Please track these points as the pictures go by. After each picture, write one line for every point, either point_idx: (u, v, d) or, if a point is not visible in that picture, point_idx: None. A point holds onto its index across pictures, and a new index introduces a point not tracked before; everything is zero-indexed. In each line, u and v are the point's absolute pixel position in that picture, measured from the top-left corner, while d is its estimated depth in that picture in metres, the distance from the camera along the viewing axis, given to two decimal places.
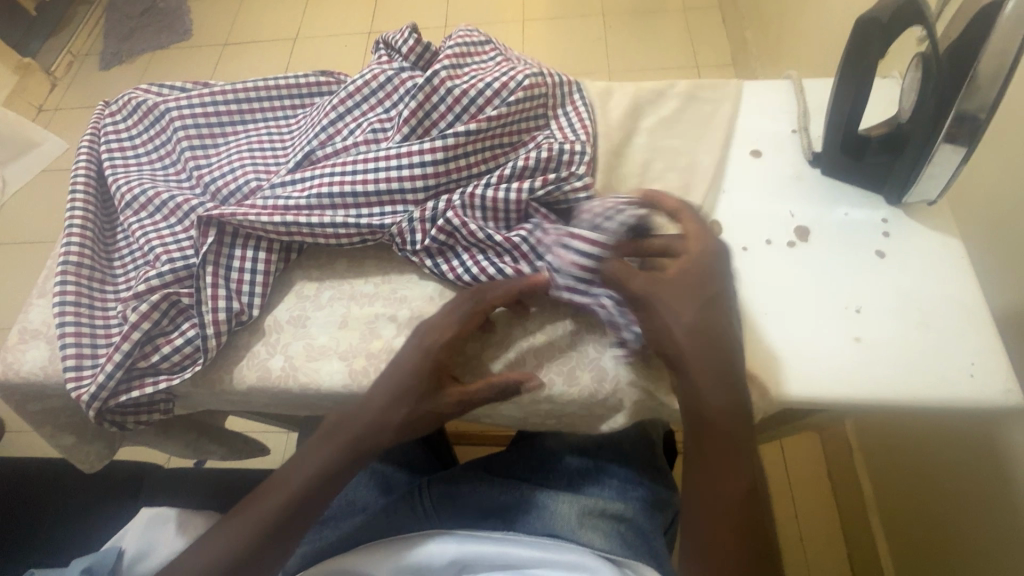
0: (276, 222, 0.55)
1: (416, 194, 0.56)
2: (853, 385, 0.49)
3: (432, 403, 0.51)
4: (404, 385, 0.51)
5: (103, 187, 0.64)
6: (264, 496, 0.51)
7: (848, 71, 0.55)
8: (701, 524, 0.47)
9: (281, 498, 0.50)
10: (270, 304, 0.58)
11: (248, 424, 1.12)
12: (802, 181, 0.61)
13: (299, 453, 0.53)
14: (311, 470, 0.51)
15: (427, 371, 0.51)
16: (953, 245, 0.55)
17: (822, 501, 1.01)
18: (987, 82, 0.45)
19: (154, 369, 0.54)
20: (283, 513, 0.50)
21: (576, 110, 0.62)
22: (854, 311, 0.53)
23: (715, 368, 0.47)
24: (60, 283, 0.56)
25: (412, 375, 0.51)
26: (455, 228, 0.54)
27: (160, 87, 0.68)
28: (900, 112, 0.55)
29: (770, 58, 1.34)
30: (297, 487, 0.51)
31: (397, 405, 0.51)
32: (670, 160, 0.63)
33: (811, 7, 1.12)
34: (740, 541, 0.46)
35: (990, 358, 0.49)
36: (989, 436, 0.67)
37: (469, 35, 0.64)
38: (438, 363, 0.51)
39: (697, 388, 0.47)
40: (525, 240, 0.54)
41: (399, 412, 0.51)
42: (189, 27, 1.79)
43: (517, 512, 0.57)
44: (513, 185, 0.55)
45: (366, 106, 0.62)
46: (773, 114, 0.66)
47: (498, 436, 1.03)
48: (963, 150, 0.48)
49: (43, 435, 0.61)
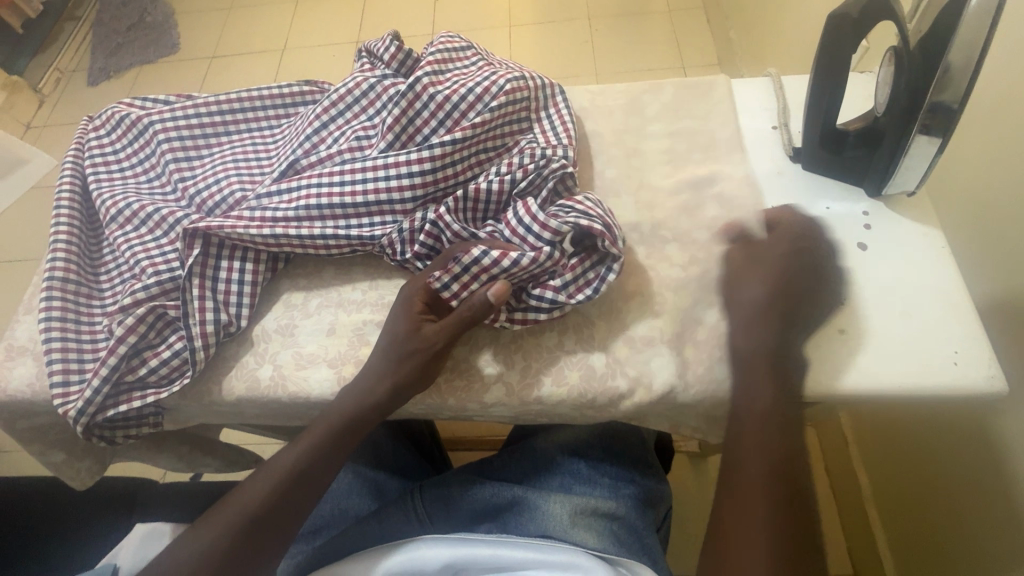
0: (264, 233, 0.55)
1: (407, 198, 0.56)
2: (838, 376, 0.50)
3: (417, 337, 0.51)
4: (391, 329, 0.52)
5: (88, 202, 0.63)
6: (240, 498, 0.50)
7: (823, 68, 0.55)
8: (747, 481, 0.46)
9: (260, 494, 0.50)
10: (258, 315, 0.58)
11: (243, 435, 1.12)
12: (783, 176, 0.61)
13: (273, 456, 0.53)
14: (285, 468, 0.51)
15: (412, 304, 0.53)
16: (934, 235, 0.55)
17: (820, 496, 1.01)
18: (957, 74, 0.45)
19: (142, 383, 0.54)
20: (263, 511, 0.49)
21: (559, 113, 0.62)
22: (837, 303, 0.53)
23: (774, 334, 0.49)
24: (45, 298, 0.55)
25: (399, 315, 0.53)
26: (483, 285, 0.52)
27: (143, 101, 0.68)
28: (876, 105, 0.56)
29: (754, 56, 1.35)
30: (273, 485, 0.50)
31: (385, 356, 0.52)
32: (653, 159, 0.64)
33: (792, 6, 1.13)
34: (786, 502, 0.45)
35: (973, 344, 0.50)
36: (979, 424, 0.68)
37: (450, 41, 0.65)
38: (425, 300, 0.53)
39: (761, 345, 0.49)
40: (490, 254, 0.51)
41: (387, 357, 0.51)
42: (176, 41, 1.79)
43: (509, 514, 0.56)
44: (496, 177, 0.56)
45: (349, 114, 0.62)
46: (753, 111, 0.67)
47: (494, 441, 1.03)
48: (937, 142, 0.49)
49: (33, 453, 0.61)
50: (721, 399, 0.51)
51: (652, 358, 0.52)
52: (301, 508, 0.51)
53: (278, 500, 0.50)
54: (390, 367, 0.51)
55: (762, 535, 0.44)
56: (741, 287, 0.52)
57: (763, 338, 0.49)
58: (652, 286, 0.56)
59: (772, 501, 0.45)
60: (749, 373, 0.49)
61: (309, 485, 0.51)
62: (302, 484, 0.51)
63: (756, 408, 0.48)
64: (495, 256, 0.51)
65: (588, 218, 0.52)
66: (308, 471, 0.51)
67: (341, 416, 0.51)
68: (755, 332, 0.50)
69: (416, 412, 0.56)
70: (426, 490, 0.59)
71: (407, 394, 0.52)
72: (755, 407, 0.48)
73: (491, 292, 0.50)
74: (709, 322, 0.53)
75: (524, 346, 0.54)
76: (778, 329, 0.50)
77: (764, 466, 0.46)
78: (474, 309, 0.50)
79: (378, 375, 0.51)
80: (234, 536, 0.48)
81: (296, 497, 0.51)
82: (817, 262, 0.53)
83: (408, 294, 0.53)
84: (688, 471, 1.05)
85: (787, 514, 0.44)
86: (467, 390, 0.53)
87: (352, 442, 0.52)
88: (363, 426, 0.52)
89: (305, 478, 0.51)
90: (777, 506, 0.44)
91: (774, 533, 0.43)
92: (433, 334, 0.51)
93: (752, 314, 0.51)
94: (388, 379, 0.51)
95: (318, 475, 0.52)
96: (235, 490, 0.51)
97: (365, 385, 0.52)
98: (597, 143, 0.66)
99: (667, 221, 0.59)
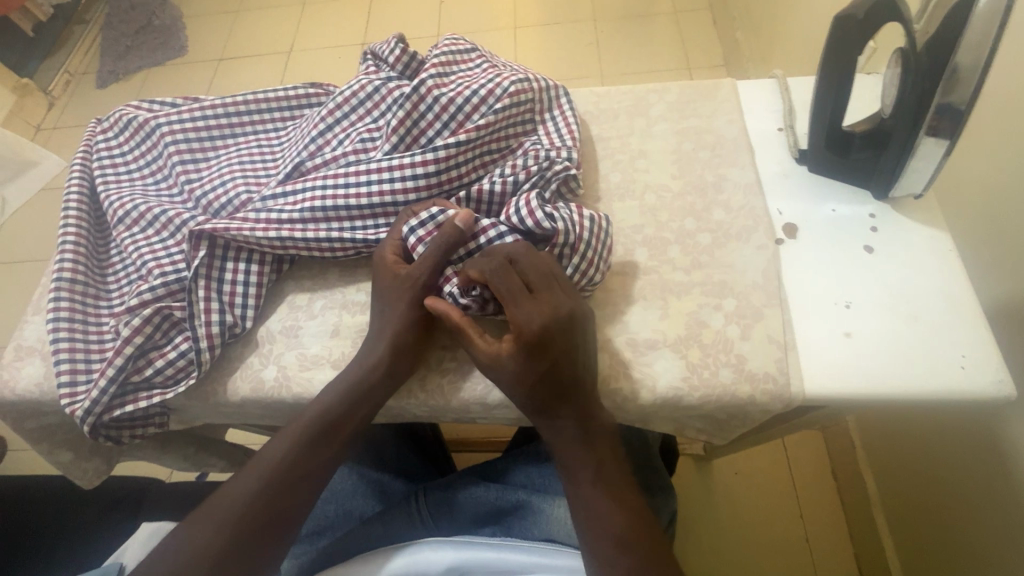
0: (270, 236, 0.55)
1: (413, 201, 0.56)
2: (843, 379, 0.49)
3: (401, 282, 0.53)
4: (376, 288, 0.54)
5: (96, 203, 0.64)
6: (238, 491, 0.49)
7: (831, 70, 0.55)
8: (592, 514, 0.49)
9: (261, 479, 0.50)
10: (263, 316, 0.58)
11: (248, 435, 1.13)
12: (789, 178, 0.61)
13: (265, 447, 0.52)
14: (282, 460, 0.50)
15: (384, 262, 0.54)
16: (941, 238, 0.55)
17: (827, 500, 1.00)
18: (966, 75, 0.45)
19: (148, 383, 0.54)
20: (263, 497, 0.49)
21: (563, 114, 0.63)
22: (844, 306, 0.53)
23: (553, 388, 0.49)
24: (53, 299, 0.56)
25: (379, 277, 0.55)
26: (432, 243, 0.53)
27: (151, 103, 0.69)
28: (884, 107, 0.55)
29: (761, 58, 1.35)
30: (272, 473, 0.50)
31: (376, 311, 0.54)
32: (658, 161, 0.64)
33: (799, 6, 1.12)
34: (630, 519, 0.48)
35: (981, 348, 0.49)
36: (986, 429, 0.67)
37: (455, 43, 0.65)
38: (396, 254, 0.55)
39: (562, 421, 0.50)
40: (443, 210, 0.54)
41: (383, 312, 0.53)
42: (184, 43, 1.81)
43: (513, 518, 0.56)
44: (498, 177, 0.56)
45: (354, 116, 0.62)
46: (759, 112, 0.67)
47: (498, 443, 1.03)
48: (945, 143, 0.48)
49: (40, 452, 0.61)
50: (727, 403, 0.50)
51: (655, 360, 0.52)
52: (301, 496, 0.51)
53: (278, 484, 0.50)
54: (382, 326, 0.53)
55: (613, 558, 0.47)
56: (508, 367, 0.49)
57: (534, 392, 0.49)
58: (656, 289, 0.55)
59: (618, 523, 0.48)
60: (549, 419, 0.50)
61: (312, 472, 0.51)
62: (302, 467, 0.51)
63: (570, 448, 0.50)
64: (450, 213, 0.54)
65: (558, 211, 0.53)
66: (308, 452, 0.51)
67: (341, 392, 0.51)
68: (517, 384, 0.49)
69: (418, 414, 0.56)
70: (430, 492, 0.60)
71: (409, 343, 0.52)
72: (567, 447, 0.50)
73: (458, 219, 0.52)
74: (714, 325, 0.53)
75: None
76: (545, 377, 0.48)
77: (603, 491, 0.49)
78: (447, 239, 0.52)
79: (375, 340, 0.52)
80: (234, 522, 0.48)
81: (299, 476, 0.50)
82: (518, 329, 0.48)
83: (378, 256, 0.55)
84: (693, 475, 1.05)
85: (634, 528, 0.48)
86: (469, 393, 0.53)
87: (356, 418, 0.51)
88: (368, 397, 0.51)
89: (306, 459, 0.51)
90: (624, 526, 0.48)
91: (625, 553, 0.47)
92: (414, 272, 0.53)
93: (513, 375, 0.49)
94: (382, 342, 0.52)
95: (316, 457, 0.51)
96: (232, 480, 0.51)
97: (367, 350, 0.52)
98: (602, 145, 0.66)
99: (672, 223, 0.59)
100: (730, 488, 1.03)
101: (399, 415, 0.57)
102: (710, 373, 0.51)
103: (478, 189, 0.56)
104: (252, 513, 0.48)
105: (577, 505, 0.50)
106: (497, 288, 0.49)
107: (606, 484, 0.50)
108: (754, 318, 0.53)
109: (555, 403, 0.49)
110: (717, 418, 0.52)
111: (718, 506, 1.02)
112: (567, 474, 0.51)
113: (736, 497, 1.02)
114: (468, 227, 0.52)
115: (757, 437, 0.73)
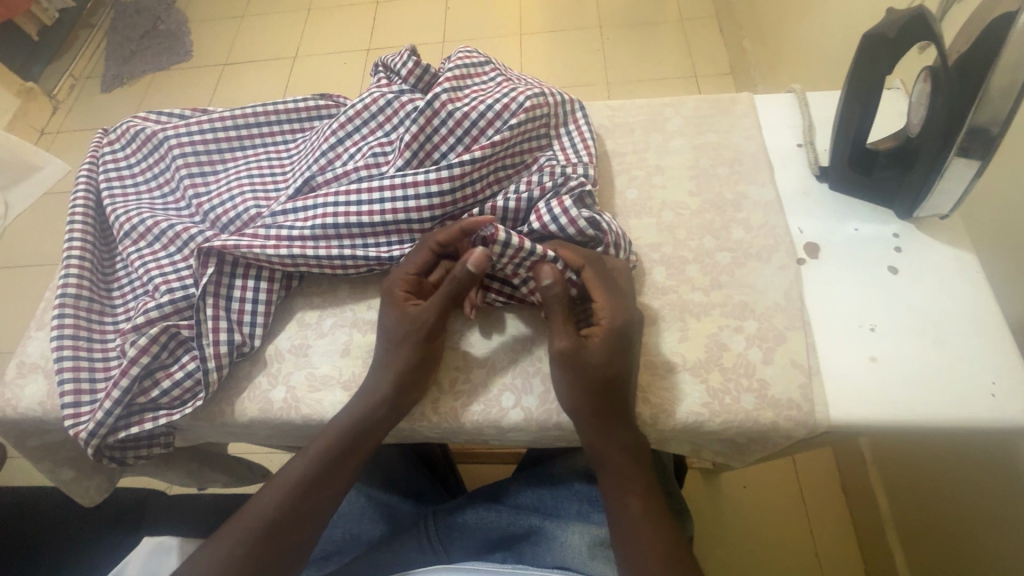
0: (281, 253, 0.54)
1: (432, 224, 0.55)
2: (869, 406, 0.48)
3: (407, 320, 0.52)
4: (384, 322, 0.53)
5: (102, 217, 0.63)
6: (251, 516, 0.48)
7: (855, 88, 0.54)
8: (639, 531, 0.47)
9: (265, 512, 0.48)
10: (271, 334, 0.57)
11: (251, 447, 1.11)
12: (809, 196, 0.60)
13: (278, 473, 0.51)
14: (296, 486, 0.49)
15: (394, 293, 0.53)
16: (967, 259, 0.54)
17: (837, 515, 0.99)
18: (999, 96, 0.44)
19: (154, 404, 0.53)
20: (267, 528, 0.48)
21: (578, 129, 0.61)
22: (869, 329, 0.51)
23: (617, 389, 0.48)
24: (57, 316, 0.55)
25: (387, 309, 0.53)
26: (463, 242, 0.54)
27: (159, 114, 0.68)
28: (909, 125, 0.54)
29: (768, 68, 1.34)
30: (272, 505, 0.48)
31: (383, 344, 0.52)
32: (674, 177, 0.63)
33: (809, 17, 1.11)
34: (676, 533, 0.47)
35: (1010, 374, 0.48)
36: (1005, 451, 0.65)
37: (468, 56, 0.64)
38: (406, 285, 0.53)
39: (615, 428, 0.48)
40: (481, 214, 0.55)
41: (386, 343, 0.52)
42: (189, 48, 1.80)
43: (526, 544, 0.55)
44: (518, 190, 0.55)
45: (366, 130, 0.61)
46: (778, 127, 0.65)
47: (504, 456, 1.02)
48: (976, 164, 0.47)
49: (41, 470, 0.60)
50: (750, 429, 0.48)
51: (675, 383, 0.50)
52: (313, 522, 0.49)
53: (281, 519, 0.48)
54: (389, 356, 0.51)
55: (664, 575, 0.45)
56: (589, 358, 0.48)
57: (599, 396, 0.48)
58: (675, 309, 0.54)
59: (667, 538, 0.47)
60: (603, 431, 0.48)
61: (316, 502, 0.49)
62: (305, 498, 0.49)
63: (615, 456, 0.48)
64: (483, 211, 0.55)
65: (598, 215, 0.54)
66: (320, 480, 0.50)
67: (344, 427, 0.50)
68: (589, 382, 0.48)
69: (429, 436, 0.55)
70: (439, 516, 0.58)
71: (417, 380, 0.51)
72: (611, 455, 0.48)
73: (470, 262, 0.48)
74: (735, 348, 0.51)
75: (543, 369, 0.53)
76: (614, 378, 0.48)
77: (648, 508, 0.48)
78: (459, 280, 0.49)
79: (380, 372, 0.51)
80: (239, 558, 0.46)
81: (304, 509, 0.49)
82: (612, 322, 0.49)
83: (387, 286, 0.54)
84: (701, 489, 1.03)
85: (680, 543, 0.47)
86: (483, 416, 0.52)
87: (359, 452, 0.50)
88: (371, 432, 0.50)
89: (311, 491, 0.49)
90: (672, 541, 0.47)
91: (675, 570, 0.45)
92: (421, 313, 0.51)
93: (594, 370, 0.48)
94: (388, 373, 0.50)
95: (327, 485, 0.50)
96: (245, 505, 0.50)
97: (372, 382, 0.51)
98: (617, 160, 0.65)
99: (690, 241, 0.58)
100: (739, 504, 1.01)
101: (409, 436, 0.55)
102: (733, 398, 0.49)
103: (496, 203, 0.55)
104: (267, 544, 0.47)
105: (624, 524, 0.48)
106: (591, 276, 0.50)
107: (651, 500, 0.49)
108: (776, 341, 0.51)
109: (610, 413, 0.48)
110: (738, 443, 0.51)
111: (727, 522, 1.00)
112: (613, 491, 0.49)
113: (746, 513, 1.00)
114: (483, 269, 0.49)
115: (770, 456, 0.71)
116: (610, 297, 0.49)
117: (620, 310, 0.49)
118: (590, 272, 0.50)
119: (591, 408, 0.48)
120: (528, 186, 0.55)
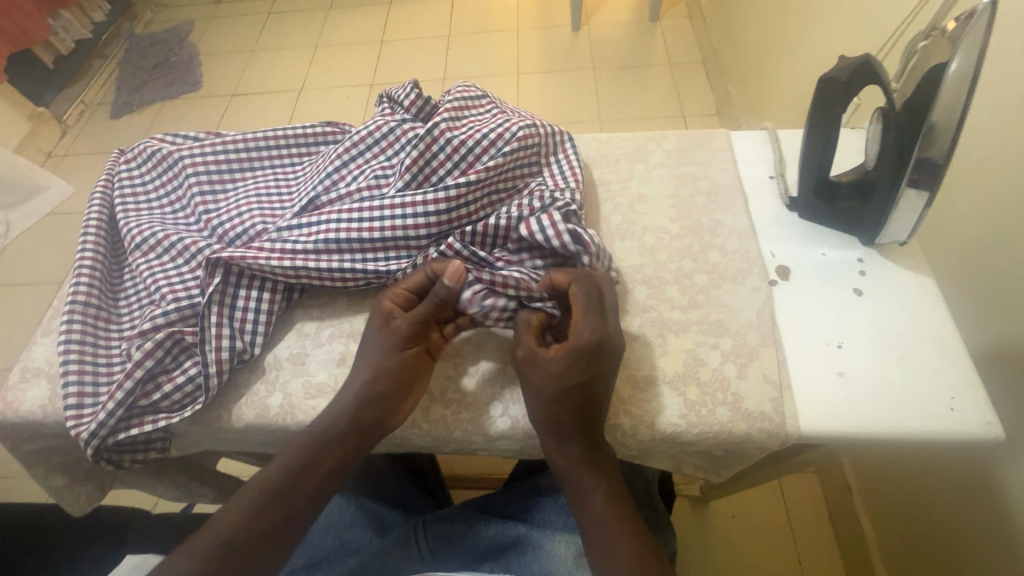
0: (285, 265, 0.57)
1: (438, 255, 0.58)
2: (837, 417, 0.51)
3: (388, 329, 0.54)
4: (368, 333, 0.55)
5: (114, 230, 0.66)
6: (228, 518, 0.48)
7: (819, 125, 0.59)
8: (600, 536, 0.49)
9: (244, 513, 0.48)
10: (270, 343, 0.60)
11: (239, 467, 1.11)
12: (780, 224, 0.64)
13: (255, 478, 0.50)
14: (276, 489, 0.49)
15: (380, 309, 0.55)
16: (926, 282, 0.58)
17: (823, 542, 0.99)
18: (942, 132, 0.49)
19: (154, 407, 0.55)
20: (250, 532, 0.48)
21: (567, 158, 0.66)
22: (836, 346, 0.55)
23: (586, 400, 0.50)
24: (66, 322, 0.57)
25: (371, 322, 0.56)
26: (457, 251, 0.58)
27: (175, 137, 0.72)
28: (867, 159, 0.60)
29: (751, 108, 1.42)
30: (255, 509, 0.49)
31: (365, 356, 0.54)
32: (655, 204, 0.67)
33: (787, 62, 1.20)
34: (637, 547, 0.48)
35: (968, 391, 0.51)
36: (980, 472, 0.68)
37: (466, 90, 0.69)
38: (393, 300, 0.56)
39: (583, 438, 0.50)
40: (475, 231, 0.59)
41: (369, 353, 0.54)
42: (199, 79, 1.88)
43: (512, 554, 0.55)
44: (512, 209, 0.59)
45: (369, 154, 0.65)
46: (751, 161, 0.71)
47: (493, 479, 1.02)
48: (925, 195, 0.52)
49: (34, 476, 0.61)
50: (725, 439, 0.51)
51: (656, 394, 0.53)
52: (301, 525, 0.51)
53: (263, 518, 0.48)
54: (372, 362, 0.53)
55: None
56: (550, 369, 0.50)
57: (565, 405, 0.50)
58: (655, 326, 0.57)
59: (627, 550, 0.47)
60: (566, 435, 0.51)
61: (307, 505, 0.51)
62: (290, 498, 0.49)
63: (581, 463, 0.50)
64: (479, 227, 0.58)
65: (582, 229, 0.58)
66: (300, 483, 0.50)
67: (332, 428, 0.52)
68: (552, 389, 0.50)
69: (419, 445, 0.57)
70: (429, 525, 0.59)
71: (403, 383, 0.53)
72: (577, 462, 0.50)
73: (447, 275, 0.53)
74: (711, 363, 0.54)
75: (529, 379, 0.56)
76: (584, 388, 0.49)
77: (618, 514, 0.50)
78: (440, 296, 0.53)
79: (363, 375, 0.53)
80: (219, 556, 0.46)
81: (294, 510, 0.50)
82: (582, 337, 0.49)
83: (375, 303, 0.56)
84: (689, 515, 1.04)
85: (639, 556, 0.47)
86: (473, 423, 0.54)
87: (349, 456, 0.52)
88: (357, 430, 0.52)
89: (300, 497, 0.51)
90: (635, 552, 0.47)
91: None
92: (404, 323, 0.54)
93: (555, 379, 0.49)
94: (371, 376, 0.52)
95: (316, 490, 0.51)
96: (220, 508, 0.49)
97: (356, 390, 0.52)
98: (603, 188, 0.69)
99: (670, 264, 0.62)
100: (727, 531, 1.02)
101: (400, 445, 0.58)
102: (707, 409, 0.52)
103: (489, 221, 0.58)
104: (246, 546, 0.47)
105: (589, 527, 0.50)
106: (577, 297, 0.51)
107: (615, 510, 0.50)
108: (749, 357, 0.54)
109: (578, 423, 0.50)
110: (715, 454, 0.53)
111: (712, 547, 1.00)
112: (579, 496, 0.51)
113: (733, 540, 1.01)
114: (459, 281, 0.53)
115: (750, 476, 0.73)
116: (591, 313, 0.50)
117: (595, 329, 0.50)
118: (585, 291, 0.51)
119: (561, 415, 0.50)
120: (519, 208, 0.59)
